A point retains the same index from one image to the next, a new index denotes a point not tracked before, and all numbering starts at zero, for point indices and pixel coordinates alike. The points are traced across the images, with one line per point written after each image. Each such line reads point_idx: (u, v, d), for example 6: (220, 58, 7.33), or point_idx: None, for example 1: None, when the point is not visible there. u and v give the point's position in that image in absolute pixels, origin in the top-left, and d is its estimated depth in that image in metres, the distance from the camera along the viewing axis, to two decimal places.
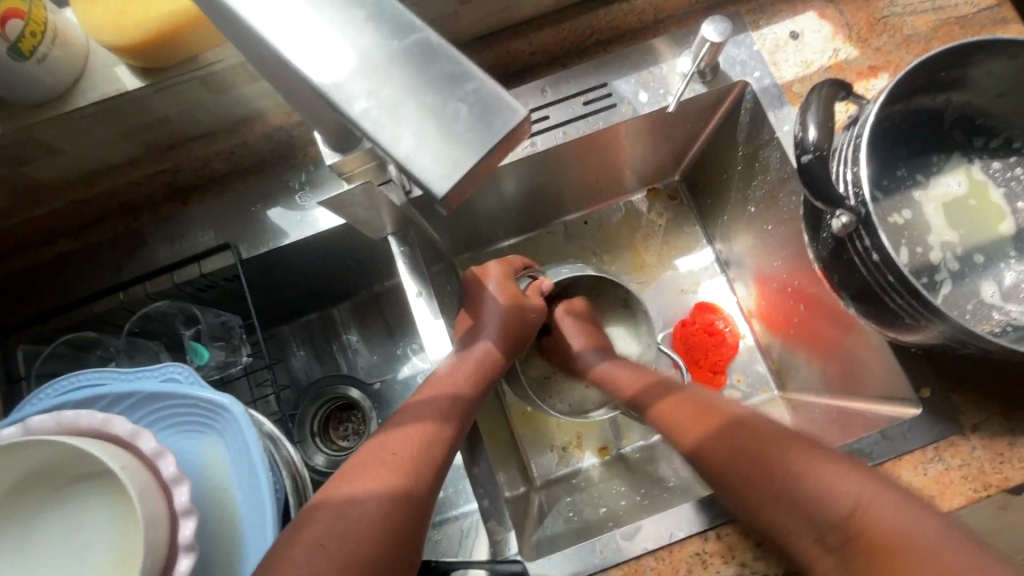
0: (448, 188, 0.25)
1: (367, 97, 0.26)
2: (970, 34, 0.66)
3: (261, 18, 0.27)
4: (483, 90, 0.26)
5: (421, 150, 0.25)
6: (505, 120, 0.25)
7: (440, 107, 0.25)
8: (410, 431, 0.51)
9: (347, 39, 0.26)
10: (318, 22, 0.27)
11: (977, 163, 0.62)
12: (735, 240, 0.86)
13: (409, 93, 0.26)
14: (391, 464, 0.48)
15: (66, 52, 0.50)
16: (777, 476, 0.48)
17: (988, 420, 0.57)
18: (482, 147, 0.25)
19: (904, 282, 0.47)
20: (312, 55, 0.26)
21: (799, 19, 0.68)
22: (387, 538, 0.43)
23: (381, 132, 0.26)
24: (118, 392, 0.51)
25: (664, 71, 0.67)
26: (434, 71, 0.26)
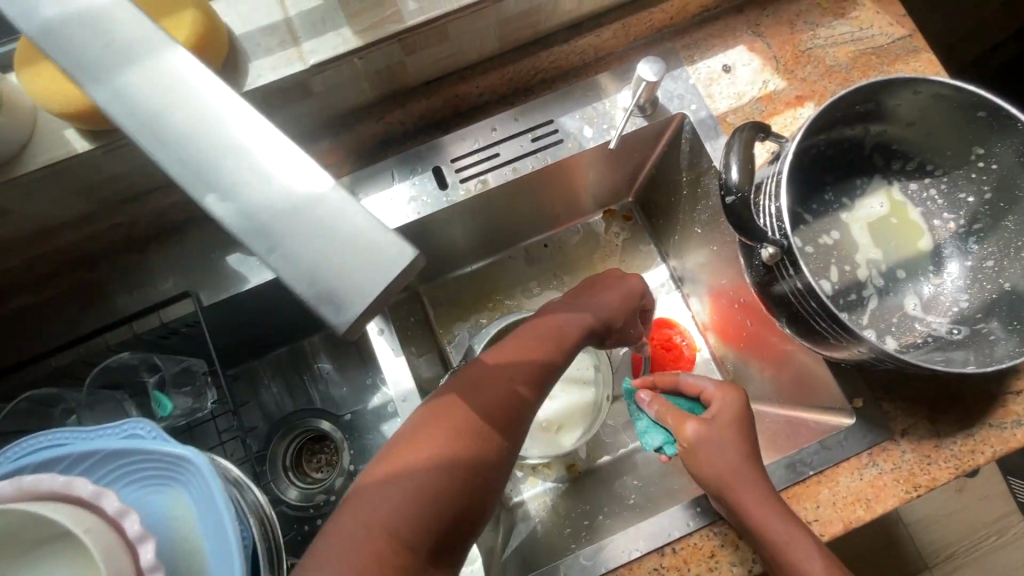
0: (361, 325, 0.21)
1: (280, 235, 0.22)
2: (886, 63, 0.71)
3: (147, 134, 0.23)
4: (378, 227, 0.22)
5: (333, 291, 0.21)
6: (405, 259, 0.21)
7: (331, 244, 0.22)
8: (480, 405, 0.51)
9: (266, 173, 0.23)
10: (230, 155, 0.23)
11: (896, 184, 0.67)
12: (688, 258, 0.90)
13: (300, 230, 0.22)
14: (449, 444, 0.48)
15: (14, 118, 0.51)
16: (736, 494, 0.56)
17: (916, 425, 0.61)
18: (387, 283, 0.21)
19: (825, 308, 0.51)
20: (225, 192, 0.23)
21: (730, 53, 0.72)
22: (424, 527, 0.44)
23: (291, 272, 0.22)
24: (78, 452, 0.51)
25: (606, 107, 0.70)
26: (325, 207, 0.22)
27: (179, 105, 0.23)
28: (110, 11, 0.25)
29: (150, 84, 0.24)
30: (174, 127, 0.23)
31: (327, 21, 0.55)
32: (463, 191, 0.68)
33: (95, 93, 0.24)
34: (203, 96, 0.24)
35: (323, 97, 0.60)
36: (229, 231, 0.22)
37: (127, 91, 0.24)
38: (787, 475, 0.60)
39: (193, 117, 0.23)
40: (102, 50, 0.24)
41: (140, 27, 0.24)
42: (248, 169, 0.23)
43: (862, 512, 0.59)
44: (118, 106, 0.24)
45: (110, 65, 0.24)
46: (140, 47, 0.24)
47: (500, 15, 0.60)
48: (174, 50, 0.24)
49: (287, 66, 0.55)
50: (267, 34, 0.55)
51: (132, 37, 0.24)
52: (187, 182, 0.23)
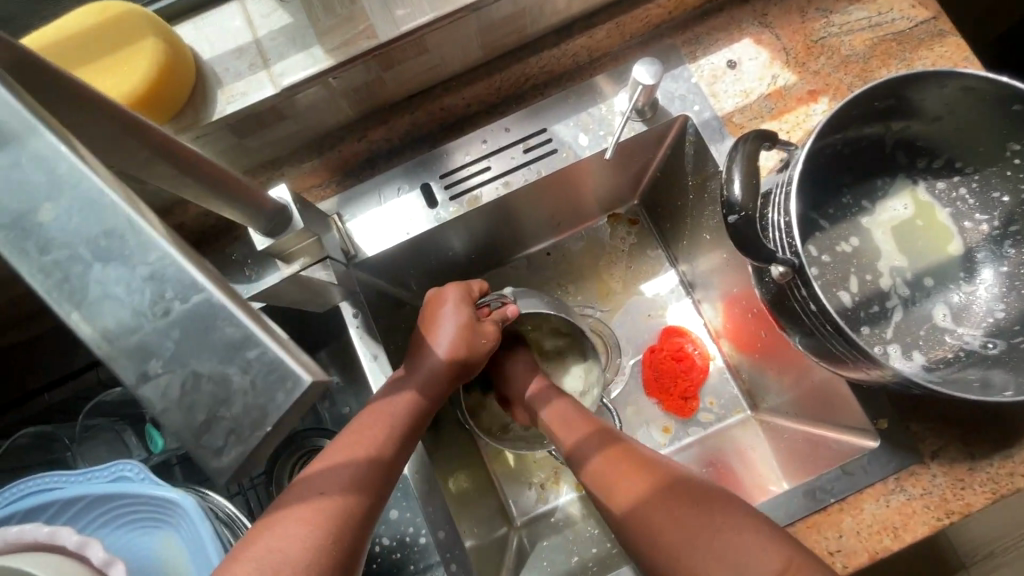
0: (229, 464, 0.23)
1: (152, 363, 0.23)
2: (908, 50, 0.65)
3: (13, 246, 0.22)
4: (263, 362, 0.23)
5: (207, 433, 0.23)
6: (291, 397, 0.22)
7: (210, 378, 0.23)
8: (320, 500, 0.44)
9: (142, 294, 0.23)
10: (103, 275, 0.23)
11: (922, 184, 0.61)
12: (698, 262, 0.85)
13: (181, 359, 0.23)
14: (296, 546, 0.40)
15: None
16: (710, 541, 0.46)
17: (947, 446, 0.57)
18: (262, 431, 0.23)
19: (841, 331, 0.46)
20: (96, 311, 0.23)
21: (735, 47, 0.67)
22: (334, 567, 0.42)
23: (165, 407, 0.23)
24: (63, 499, 0.51)
25: (602, 112, 0.66)
26: (209, 337, 0.23)
27: (44, 202, 0.22)
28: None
29: (13, 180, 0.22)
30: (41, 231, 0.22)
31: (298, 41, 0.53)
32: (454, 208, 0.65)
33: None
34: (72, 196, 0.23)
35: (300, 118, 0.58)
36: (97, 354, 0.23)
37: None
38: (806, 503, 0.56)
39: (63, 223, 0.23)
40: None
41: (1, 104, 0.23)
42: (122, 287, 0.23)
43: (890, 542, 0.55)
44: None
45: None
46: (3, 133, 0.22)
47: (482, 22, 0.56)
48: (43, 138, 0.23)
49: (257, 90, 0.52)
50: (236, 57, 0.53)
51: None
52: (56, 294, 0.23)
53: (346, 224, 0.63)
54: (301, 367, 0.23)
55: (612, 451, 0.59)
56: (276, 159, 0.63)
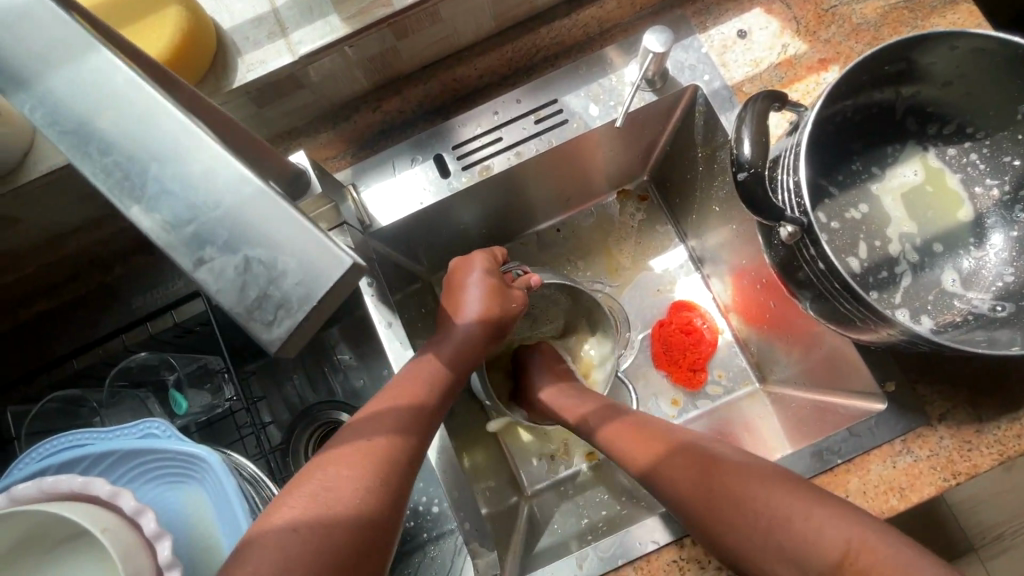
0: (280, 341, 0.23)
1: (206, 247, 0.23)
2: (920, 18, 0.65)
3: (77, 145, 0.24)
4: (308, 239, 0.23)
5: (257, 311, 0.23)
6: (336, 272, 0.23)
7: (259, 259, 0.23)
8: (365, 443, 0.48)
9: (193, 183, 0.24)
10: (157, 167, 0.24)
11: (932, 150, 0.61)
12: (707, 237, 0.86)
13: (227, 243, 0.23)
14: (345, 479, 0.44)
15: (13, 127, 0.51)
16: (761, 508, 0.48)
17: (955, 409, 0.57)
18: (309, 306, 0.23)
19: (849, 288, 0.47)
20: (150, 202, 0.24)
21: (745, 17, 0.67)
22: (387, 494, 0.45)
23: (220, 289, 0.23)
24: (96, 453, 0.53)
25: (613, 82, 0.67)
26: (256, 219, 0.23)
27: (103, 108, 0.24)
28: (33, 12, 0.25)
29: (75, 88, 0.24)
30: (101, 134, 0.24)
31: (315, 9, 0.54)
32: (466, 178, 0.67)
33: (21, 101, 0.25)
34: (128, 99, 0.24)
35: (317, 87, 0.59)
36: (157, 242, 0.24)
37: (54, 102, 0.24)
38: (813, 464, 0.57)
39: (119, 124, 0.24)
40: (24, 55, 0.25)
41: (62, 23, 0.25)
42: (172, 179, 0.24)
43: (896, 502, 0.56)
44: (44, 113, 0.25)
45: (32, 71, 0.24)
46: (66, 50, 0.25)
47: None
48: (100, 52, 0.25)
49: (276, 58, 0.53)
50: (255, 26, 0.54)
51: (56, 39, 0.25)
52: (118, 192, 0.24)
53: (360, 193, 0.65)
54: (342, 246, 0.23)
55: (620, 423, 0.64)
56: (293, 130, 0.64)
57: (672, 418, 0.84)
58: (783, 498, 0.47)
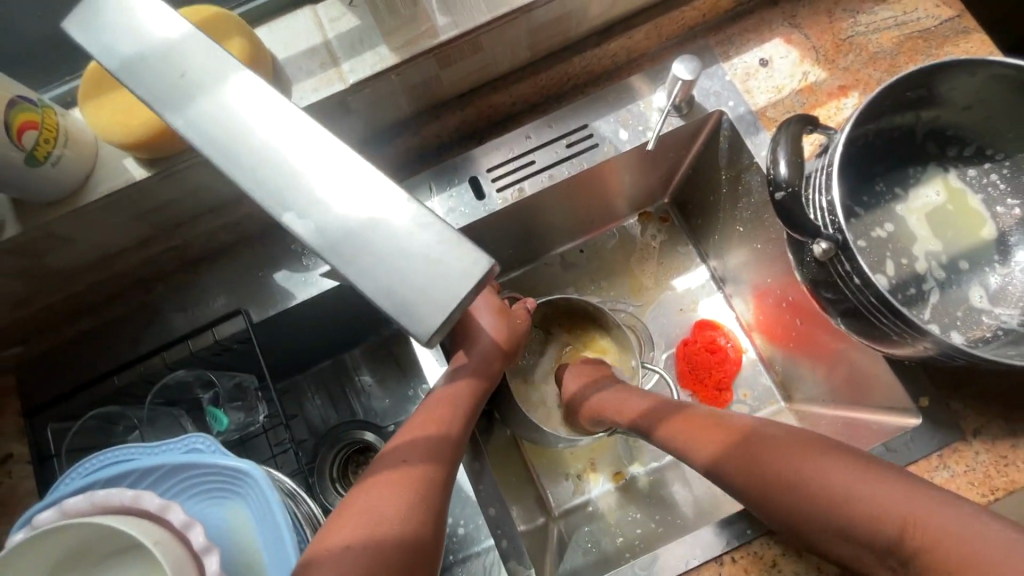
0: (434, 333, 0.26)
1: (353, 252, 0.28)
2: (934, 47, 0.68)
3: (235, 162, 0.29)
4: (448, 242, 0.27)
5: (407, 303, 0.27)
6: (478, 269, 0.27)
7: (408, 261, 0.27)
8: (401, 471, 0.50)
9: (338, 189, 0.28)
10: (306, 177, 0.29)
11: (953, 171, 0.63)
12: (730, 257, 0.87)
13: (376, 247, 0.27)
14: (386, 508, 0.46)
15: (77, 151, 0.54)
16: (831, 484, 0.45)
17: (988, 424, 0.58)
18: (455, 302, 0.26)
19: (885, 303, 0.49)
20: (298, 209, 0.28)
21: (766, 47, 0.71)
22: (426, 520, 0.47)
23: (368, 286, 0.27)
24: (143, 468, 0.54)
25: (641, 108, 0.70)
26: (400, 224, 0.28)
27: (256, 128, 0.29)
28: (189, 50, 0.30)
29: (229, 113, 0.29)
30: (249, 149, 0.29)
31: (365, 41, 0.57)
32: (500, 200, 0.69)
33: (177, 121, 0.29)
34: (275, 119, 0.29)
35: (362, 114, 0.62)
36: (308, 244, 0.28)
37: (213, 127, 0.29)
38: None
39: (266, 141, 0.29)
40: (180, 82, 0.30)
41: (214, 58, 0.30)
42: (319, 188, 0.29)
43: None
44: (198, 134, 0.29)
45: (188, 95, 0.29)
46: (218, 77, 0.30)
47: (532, 24, 0.60)
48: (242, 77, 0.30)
49: (328, 86, 0.56)
50: (308, 56, 0.57)
51: (210, 71, 0.30)
52: (267, 201, 0.29)
53: None
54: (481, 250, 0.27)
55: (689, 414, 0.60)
56: None
57: None
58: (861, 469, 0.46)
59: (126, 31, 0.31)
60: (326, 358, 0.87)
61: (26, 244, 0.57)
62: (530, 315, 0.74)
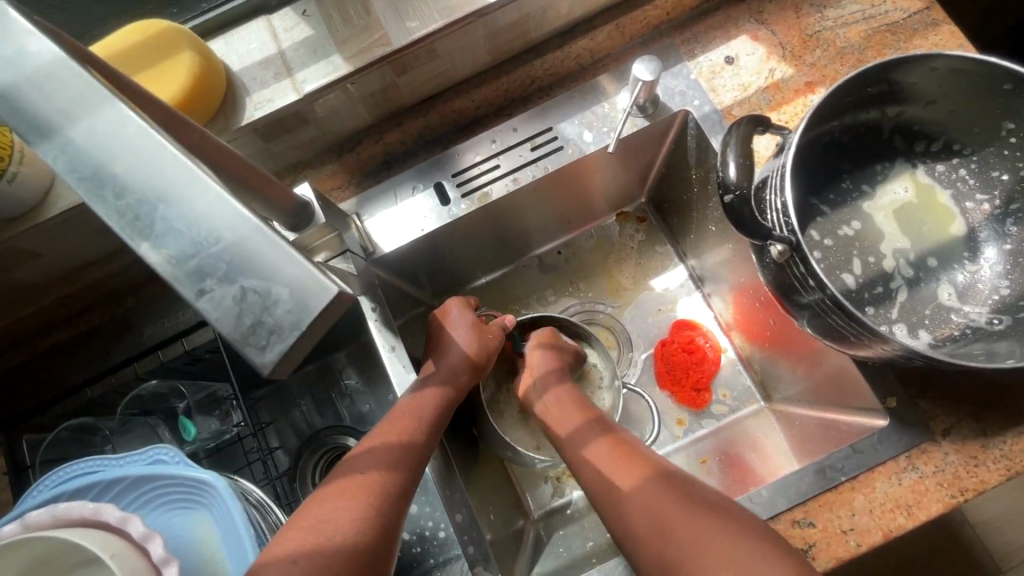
0: (273, 362, 0.26)
1: (205, 280, 0.27)
2: (903, 40, 0.67)
3: (94, 189, 0.28)
4: (298, 272, 0.27)
5: (248, 333, 0.26)
6: (323, 298, 0.26)
7: (259, 290, 0.27)
8: (358, 480, 0.50)
9: (193, 219, 0.27)
10: (164, 207, 0.27)
11: (921, 167, 0.62)
12: (707, 256, 0.87)
13: (227, 276, 0.27)
14: (339, 517, 0.46)
15: (34, 168, 0.54)
16: (700, 533, 0.48)
17: (959, 424, 0.57)
18: (301, 331, 0.26)
19: (840, 305, 0.48)
20: (158, 239, 0.27)
21: (732, 44, 0.70)
22: (379, 529, 0.47)
23: (217, 315, 0.27)
24: (108, 479, 0.55)
25: (606, 109, 0.69)
26: (255, 253, 0.27)
27: (119, 155, 0.28)
28: (57, 70, 0.29)
29: (94, 137, 0.28)
30: (113, 178, 0.28)
31: (318, 51, 0.57)
32: (465, 205, 0.68)
33: (40, 146, 0.28)
34: (137, 146, 0.28)
35: (320, 124, 0.62)
36: (164, 275, 0.27)
37: (75, 154, 0.28)
38: (817, 482, 0.57)
39: (129, 168, 0.28)
40: (44, 106, 0.28)
41: (82, 78, 0.29)
42: (176, 217, 0.27)
43: (903, 520, 0.55)
44: (60, 157, 0.28)
45: (52, 120, 0.28)
46: (82, 99, 0.28)
47: (488, 28, 0.60)
48: (111, 103, 0.28)
49: (282, 97, 0.56)
50: (263, 67, 0.57)
51: (76, 93, 0.28)
52: (129, 231, 0.28)
53: (364, 222, 0.67)
54: (328, 278, 0.27)
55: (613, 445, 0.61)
56: (299, 162, 0.67)
57: (678, 438, 0.84)
58: (722, 544, 0.46)
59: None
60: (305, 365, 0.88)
61: None
62: (508, 331, 0.72)
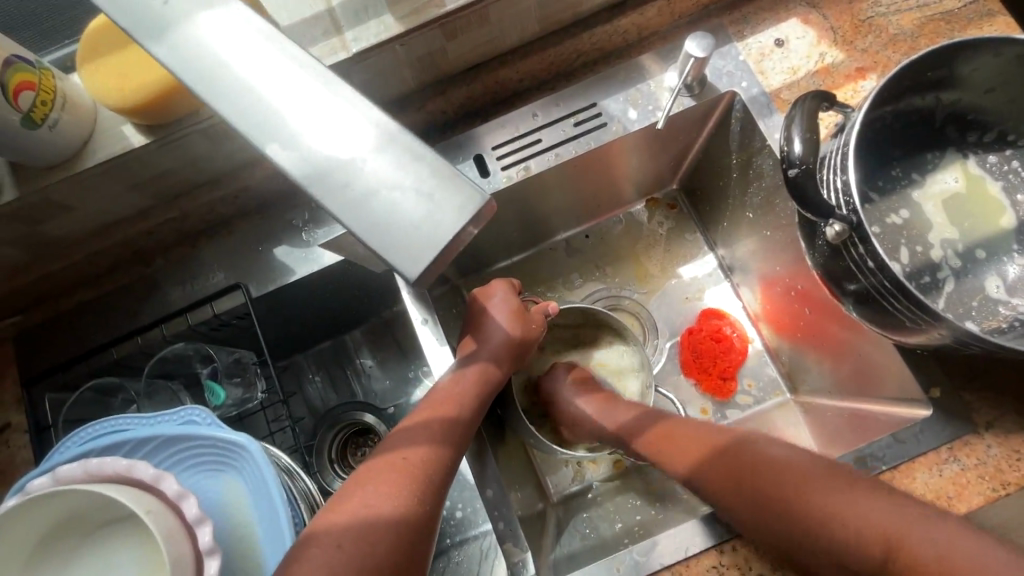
0: (421, 271, 0.26)
1: (340, 185, 0.27)
2: (957, 29, 0.66)
3: (224, 92, 0.28)
4: (444, 178, 0.26)
5: (396, 237, 0.26)
6: (473, 201, 0.26)
7: (403, 194, 0.26)
8: (401, 453, 0.49)
9: (324, 119, 0.27)
10: (295, 110, 0.27)
11: (972, 157, 0.62)
12: (738, 246, 0.86)
13: (367, 179, 0.26)
14: (385, 489, 0.45)
15: (74, 116, 0.53)
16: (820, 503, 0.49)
17: (1002, 417, 0.57)
18: (447, 237, 0.26)
19: (900, 287, 0.47)
20: (287, 141, 0.27)
21: (782, 27, 0.69)
22: (424, 503, 0.46)
23: (355, 219, 0.26)
24: (137, 438, 0.53)
25: (651, 87, 0.68)
26: (394, 156, 0.27)
27: (248, 60, 0.28)
28: None
29: (220, 44, 0.28)
30: (239, 81, 0.28)
31: (369, 9, 0.56)
32: (504, 178, 0.67)
33: (159, 49, 0.28)
34: (267, 53, 0.28)
35: (365, 87, 0.61)
36: (297, 177, 0.27)
37: (204, 60, 0.28)
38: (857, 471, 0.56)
39: (257, 73, 0.28)
40: (162, 10, 0.29)
41: None
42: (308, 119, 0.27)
43: (944, 511, 0.54)
44: (184, 62, 0.28)
45: (178, 27, 0.28)
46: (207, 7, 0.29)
47: None
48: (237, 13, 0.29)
49: (331, 55, 0.55)
50: (311, 24, 0.56)
51: (200, 2, 0.29)
52: (255, 133, 0.27)
53: None
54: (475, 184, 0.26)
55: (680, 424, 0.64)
56: None
57: None
58: (838, 497, 0.48)
59: None
60: (324, 339, 0.86)
61: (22, 210, 0.57)
62: (548, 320, 0.70)
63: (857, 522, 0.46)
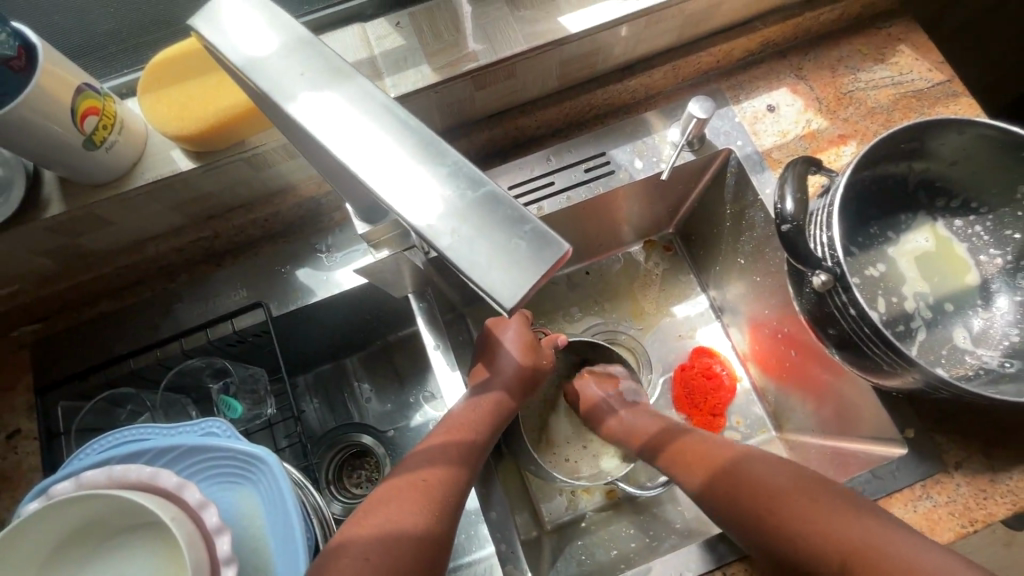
0: (515, 303, 0.27)
1: (440, 229, 0.28)
2: (926, 106, 0.74)
3: (340, 144, 0.30)
4: (534, 229, 0.28)
5: (495, 273, 0.27)
6: (556, 250, 0.27)
7: (497, 241, 0.28)
8: (419, 473, 0.52)
9: (427, 172, 0.29)
10: (406, 167, 0.29)
11: (941, 221, 0.69)
12: (728, 289, 0.91)
13: (465, 226, 0.28)
14: (405, 507, 0.48)
15: (128, 139, 0.57)
16: (801, 513, 0.53)
17: (969, 458, 0.62)
18: (536, 280, 0.27)
19: (880, 335, 0.52)
20: (393, 190, 0.29)
21: (774, 94, 0.76)
22: (440, 520, 0.49)
23: (454, 259, 0.28)
24: (159, 447, 0.55)
25: (656, 141, 0.75)
26: (489, 208, 0.28)
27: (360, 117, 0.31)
28: (303, 49, 0.33)
29: (338, 102, 0.31)
30: (352, 135, 0.30)
31: (408, 59, 0.61)
32: None
33: (286, 108, 0.31)
34: (379, 114, 0.31)
35: None
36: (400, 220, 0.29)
37: (324, 115, 0.31)
38: None
39: (368, 130, 0.30)
40: (296, 79, 0.32)
41: (323, 56, 0.32)
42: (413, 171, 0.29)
43: None
44: (305, 116, 0.31)
45: (299, 88, 0.32)
46: (328, 70, 0.32)
47: (563, 57, 0.66)
48: (353, 77, 0.32)
49: None
50: (354, 69, 0.61)
51: (320, 67, 0.32)
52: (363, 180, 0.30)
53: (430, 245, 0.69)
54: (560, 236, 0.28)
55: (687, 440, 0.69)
56: None
57: None
58: (811, 507, 0.53)
59: (245, 30, 0.33)
60: (327, 361, 0.88)
61: (65, 223, 0.60)
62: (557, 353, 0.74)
63: (825, 530, 0.51)
